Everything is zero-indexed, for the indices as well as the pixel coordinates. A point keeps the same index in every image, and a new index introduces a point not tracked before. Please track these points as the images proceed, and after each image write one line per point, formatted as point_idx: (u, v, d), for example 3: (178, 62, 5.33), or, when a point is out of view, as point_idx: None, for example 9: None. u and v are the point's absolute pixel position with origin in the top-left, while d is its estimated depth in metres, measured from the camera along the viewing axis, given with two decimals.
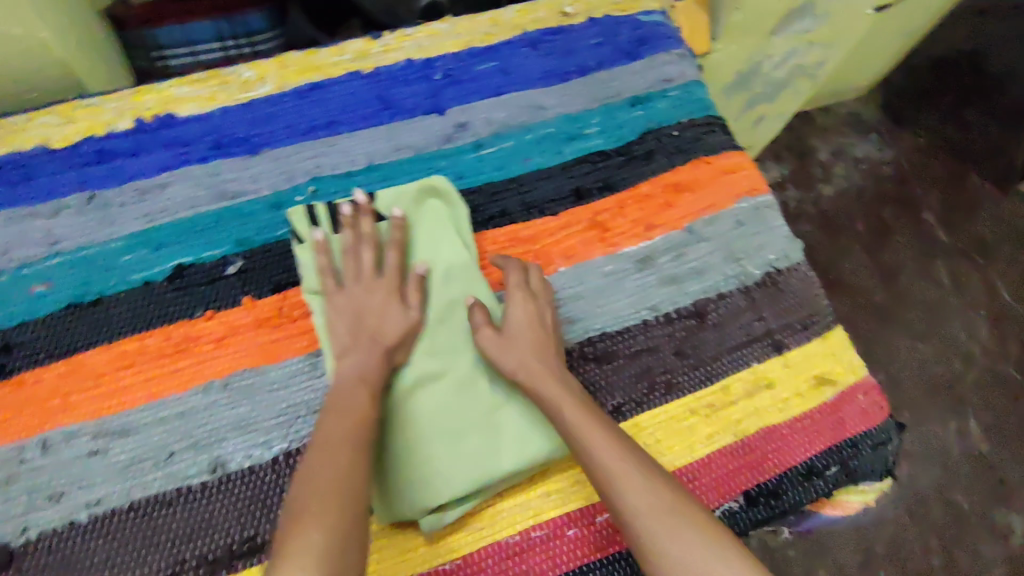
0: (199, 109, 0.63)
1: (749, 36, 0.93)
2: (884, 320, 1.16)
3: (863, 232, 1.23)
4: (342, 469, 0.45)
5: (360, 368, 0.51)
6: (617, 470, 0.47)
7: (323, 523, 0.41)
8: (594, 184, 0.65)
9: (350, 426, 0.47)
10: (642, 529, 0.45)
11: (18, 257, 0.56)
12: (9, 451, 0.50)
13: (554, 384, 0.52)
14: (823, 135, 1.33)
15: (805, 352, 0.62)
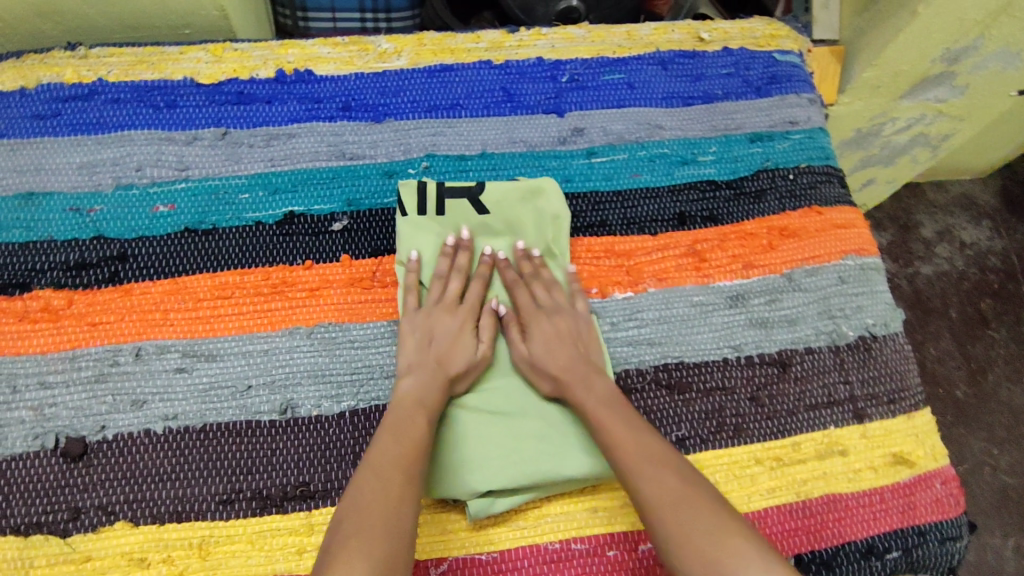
0: (336, 71, 0.65)
1: (880, 94, 0.89)
2: (963, 417, 1.10)
3: (956, 319, 1.17)
4: (392, 493, 0.46)
5: (420, 392, 0.52)
6: (629, 459, 0.48)
7: (370, 551, 0.42)
8: (699, 213, 0.64)
9: (400, 451, 0.48)
10: (659, 522, 0.46)
11: (150, 175, 0.59)
12: (104, 352, 0.53)
13: (581, 387, 0.53)
14: (930, 211, 1.26)
15: (887, 427, 0.59)
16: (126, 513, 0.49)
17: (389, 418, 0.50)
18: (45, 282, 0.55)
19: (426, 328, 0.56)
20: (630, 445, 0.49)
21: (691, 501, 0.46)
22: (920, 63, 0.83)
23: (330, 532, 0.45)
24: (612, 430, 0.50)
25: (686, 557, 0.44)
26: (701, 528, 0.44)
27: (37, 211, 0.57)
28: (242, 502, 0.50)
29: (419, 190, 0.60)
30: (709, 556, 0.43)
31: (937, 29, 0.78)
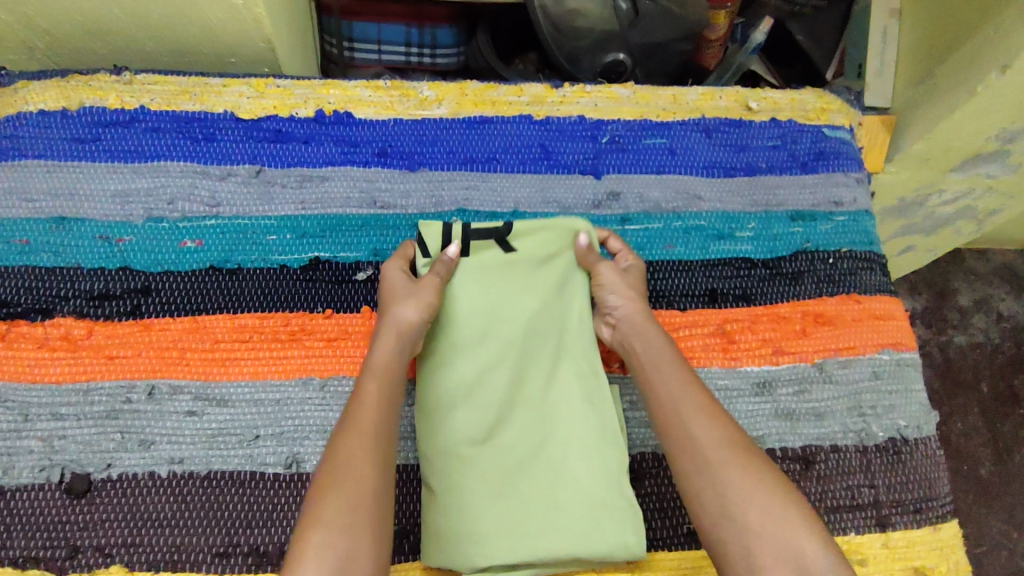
0: (376, 115, 0.65)
1: (929, 167, 0.86)
2: (985, 496, 1.07)
3: (987, 395, 1.13)
4: (341, 453, 0.45)
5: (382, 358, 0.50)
6: (691, 406, 0.49)
7: (320, 520, 0.42)
8: (732, 292, 0.62)
9: (381, 415, 0.47)
10: (716, 458, 0.46)
11: (181, 209, 0.59)
12: (117, 387, 0.53)
13: (655, 329, 0.54)
14: (969, 278, 1.22)
15: (910, 538, 0.56)
16: (123, 557, 0.49)
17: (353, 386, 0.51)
18: (68, 309, 0.55)
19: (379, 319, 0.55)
20: (693, 394, 0.49)
21: (750, 457, 0.46)
22: (974, 140, 0.80)
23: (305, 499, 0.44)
24: (674, 376, 0.50)
25: (742, 508, 0.44)
26: (758, 484, 0.45)
27: (66, 236, 0.57)
28: (239, 556, 0.49)
29: (442, 234, 0.57)
30: (768, 510, 0.44)
31: (996, 110, 0.76)
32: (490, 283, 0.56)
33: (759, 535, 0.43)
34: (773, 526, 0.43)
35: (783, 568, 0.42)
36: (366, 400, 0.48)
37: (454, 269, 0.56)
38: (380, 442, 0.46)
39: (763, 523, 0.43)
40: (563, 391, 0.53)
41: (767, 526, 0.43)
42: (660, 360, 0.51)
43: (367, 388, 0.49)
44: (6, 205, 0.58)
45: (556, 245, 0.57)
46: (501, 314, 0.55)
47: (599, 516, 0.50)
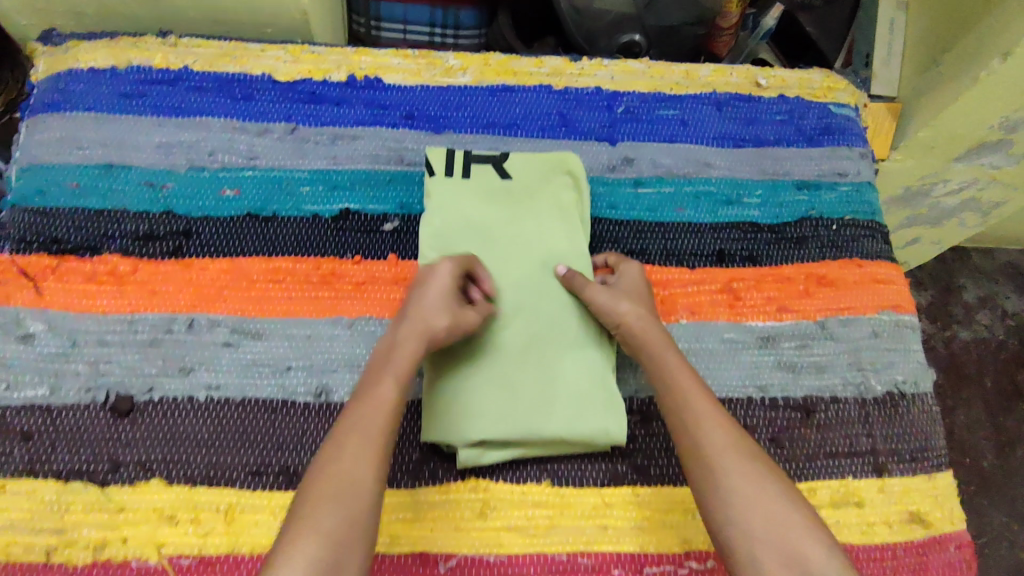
0: (404, 81, 0.69)
1: (933, 155, 0.89)
2: (986, 487, 1.08)
3: (990, 389, 1.14)
4: (347, 455, 0.45)
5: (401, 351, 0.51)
6: (699, 412, 0.50)
7: (316, 526, 0.42)
8: (739, 253, 0.65)
9: (378, 420, 0.47)
10: (719, 466, 0.47)
11: (221, 160, 0.63)
12: (160, 319, 0.57)
13: (658, 339, 0.55)
14: (975, 275, 1.25)
15: (905, 485, 0.59)
16: (162, 472, 0.52)
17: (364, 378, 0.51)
18: (115, 248, 0.59)
19: (404, 302, 0.55)
20: (702, 403, 0.51)
21: (756, 464, 0.48)
22: (977, 129, 0.83)
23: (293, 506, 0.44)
24: (682, 381, 0.52)
25: (747, 516, 0.45)
26: (764, 493, 0.46)
27: (113, 182, 0.61)
28: (271, 475, 0.53)
29: (447, 157, 0.63)
30: (772, 518, 0.45)
31: (998, 98, 0.79)
32: (487, 199, 0.62)
33: (763, 544, 0.44)
34: (778, 537, 0.44)
35: (785, 575, 0.43)
36: (382, 402, 0.48)
37: (454, 185, 0.62)
38: (381, 449, 0.46)
39: (767, 530, 0.44)
40: (552, 294, 0.59)
41: (771, 536, 0.44)
42: (664, 373, 0.53)
43: (387, 389, 0.48)
44: (58, 152, 0.62)
45: (547, 170, 0.63)
46: (497, 227, 0.61)
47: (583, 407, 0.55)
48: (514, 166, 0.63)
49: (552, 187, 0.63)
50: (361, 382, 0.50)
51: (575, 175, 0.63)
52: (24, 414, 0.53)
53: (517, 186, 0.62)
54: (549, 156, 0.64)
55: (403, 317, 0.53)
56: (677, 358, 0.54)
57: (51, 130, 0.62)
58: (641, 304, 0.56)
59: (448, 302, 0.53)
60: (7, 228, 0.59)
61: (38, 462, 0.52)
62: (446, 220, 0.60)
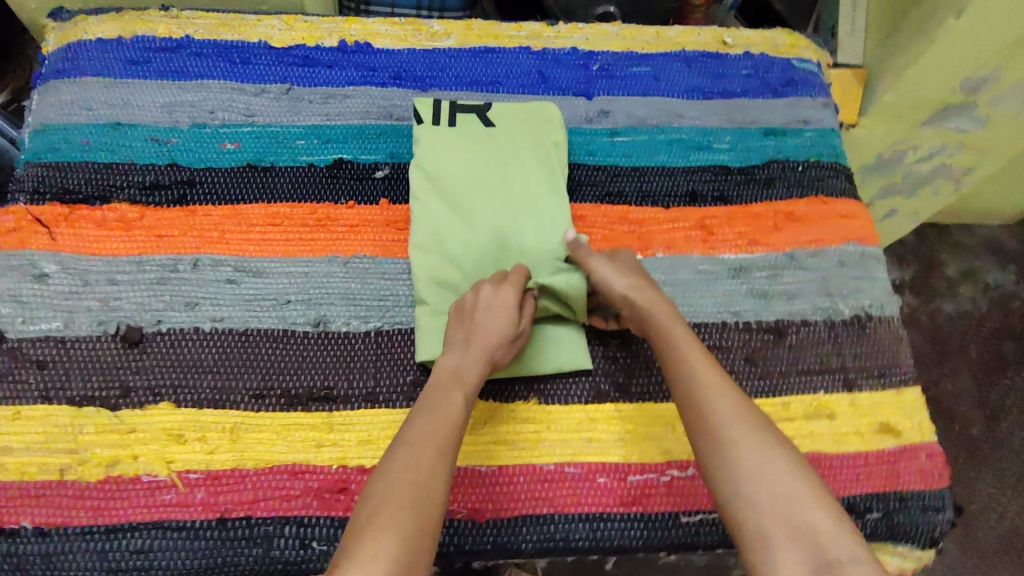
0: (392, 45, 0.73)
1: (900, 119, 0.89)
2: (975, 453, 1.08)
3: (975, 358, 1.16)
4: (425, 461, 0.47)
5: (456, 368, 0.53)
6: (707, 384, 0.50)
7: (397, 527, 0.43)
8: (710, 193, 0.69)
9: (441, 429, 0.49)
10: (724, 437, 0.48)
11: (222, 117, 0.67)
12: (167, 260, 0.60)
13: (663, 315, 0.55)
14: (956, 250, 1.26)
15: (875, 399, 0.62)
16: (171, 396, 0.55)
17: (425, 394, 0.52)
18: (123, 197, 0.62)
19: (468, 324, 0.56)
20: (709, 375, 0.51)
21: (766, 436, 0.48)
22: (940, 91, 0.84)
23: (357, 510, 0.45)
24: (690, 355, 0.52)
25: (754, 487, 0.46)
26: (775, 466, 0.46)
27: (121, 138, 0.65)
28: (273, 397, 0.56)
29: (434, 107, 0.67)
30: (780, 488, 0.45)
31: (956, 61, 0.80)
32: (471, 145, 0.65)
33: (771, 513, 0.44)
34: (787, 507, 0.44)
35: (793, 544, 0.43)
36: (452, 415, 0.50)
37: (439, 132, 0.66)
38: (445, 454, 0.48)
39: (773, 500, 0.45)
40: (535, 229, 0.63)
41: (779, 506, 0.45)
42: (671, 350, 0.53)
43: (456, 404, 0.51)
44: (68, 113, 0.66)
45: (528, 117, 0.67)
46: (480, 169, 0.65)
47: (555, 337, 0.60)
48: (497, 115, 0.67)
49: (534, 132, 0.67)
50: (422, 394, 0.52)
51: (557, 121, 0.67)
52: (39, 345, 0.56)
53: (501, 133, 0.66)
54: (530, 105, 0.68)
55: (469, 343, 0.55)
56: (684, 332, 0.54)
57: (61, 95, 0.67)
58: (646, 282, 0.57)
59: (511, 336, 0.56)
60: (21, 182, 0.63)
61: (52, 389, 0.55)
62: (433, 162, 0.64)
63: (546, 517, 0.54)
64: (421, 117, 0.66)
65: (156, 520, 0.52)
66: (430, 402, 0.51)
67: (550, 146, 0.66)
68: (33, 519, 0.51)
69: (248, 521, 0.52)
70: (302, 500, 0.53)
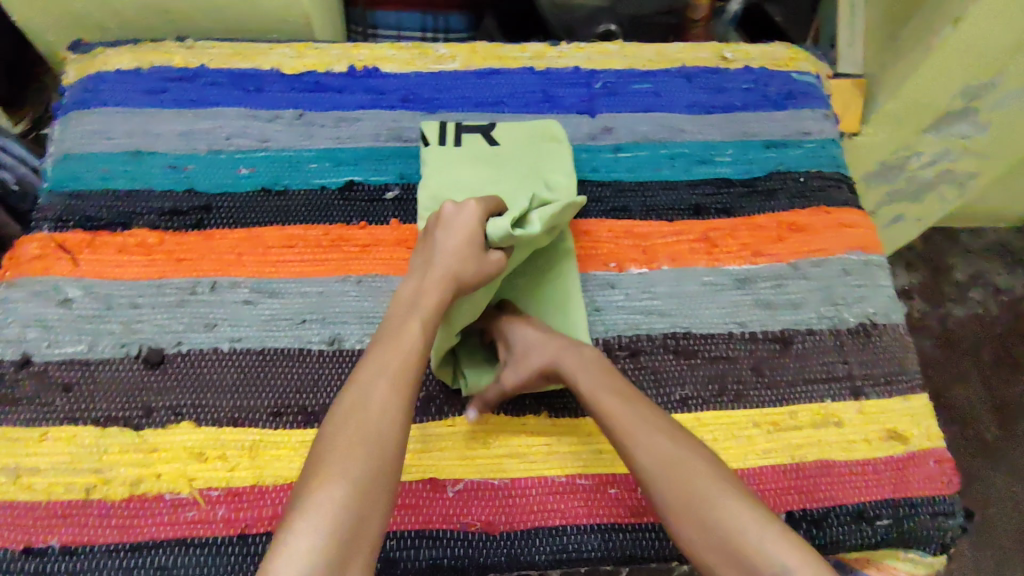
0: (399, 69, 0.75)
1: (902, 127, 0.90)
2: (992, 459, 1.07)
3: (987, 362, 1.15)
4: (375, 397, 0.49)
5: (415, 290, 0.56)
6: (632, 440, 0.52)
7: (345, 466, 0.46)
8: (714, 206, 0.71)
9: (400, 359, 0.51)
10: (658, 490, 0.50)
11: (237, 143, 0.69)
12: (186, 283, 0.62)
13: (581, 373, 0.56)
14: (963, 255, 1.27)
15: (883, 406, 0.63)
16: (191, 415, 0.57)
17: (387, 323, 0.55)
18: (143, 222, 0.64)
19: (430, 246, 0.58)
20: (631, 426, 0.52)
21: (697, 476, 0.49)
22: (940, 98, 0.85)
23: (311, 456, 0.48)
24: (611, 403, 0.54)
25: (692, 518, 0.48)
26: (707, 491, 0.48)
27: (141, 165, 0.67)
28: (290, 415, 0.57)
29: (440, 129, 0.69)
30: (710, 532, 0.47)
31: (953, 68, 0.80)
32: (477, 165, 0.67)
33: (710, 539, 0.47)
34: (719, 532, 0.47)
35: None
36: (408, 345, 0.52)
37: (446, 152, 0.67)
38: (397, 385, 0.50)
39: (709, 525, 0.47)
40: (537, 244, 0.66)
41: (712, 530, 0.47)
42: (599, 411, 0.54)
43: (411, 334, 0.53)
44: (90, 143, 0.68)
45: (533, 136, 0.69)
46: (486, 187, 0.66)
47: (565, 311, 0.64)
48: (503, 134, 0.69)
49: (538, 151, 0.68)
50: (383, 327, 0.55)
51: (560, 139, 0.69)
52: (65, 368, 0.58)
53: (507, 151, 0.68)
54: (535, 124, 0.70)
55: (428, 265, 0.57)
56: (607, 380, 0.56)
57: (83, 125, 0.69)
58: (563, 351, 0.58)
59: (471, 254, 0.57)
60: (45, 211, 0.65)
61: (78, 410, 0.57)
62: (441, 182, 0.66)
63: (560, 528, 0.55)
64: (428, 140, 0.68)
65: (180, 537, 0.53)
66: (386, 332, 0.54)
67: (555, 155, 0.68)
68: (61, 538, 0.53)
69: (268, 537, 0.53)
70: None
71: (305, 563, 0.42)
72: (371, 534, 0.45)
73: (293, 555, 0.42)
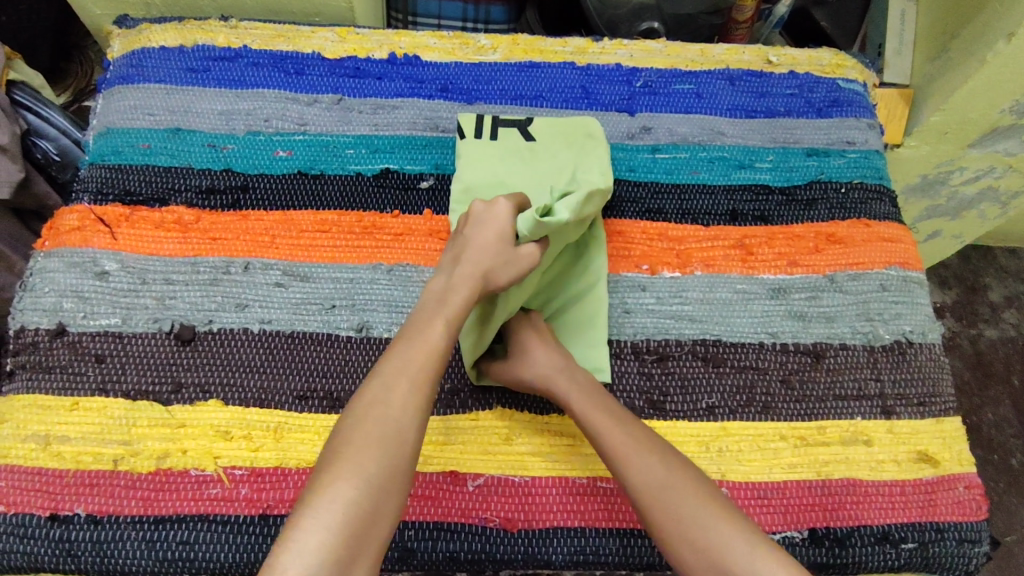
0: (439, 58, 0.75)
1: (947, 140, 0.87)
2: (1015, 485, 1.05)
3: (1018, 386, 1.13)
4: (394, 398, 0.49)
5: (444, 288, 0.55)
6: (617, 453, 0.52)
7: (360, 466, 0.46)
8: (751, 212, 0.69)
9: (421, 359, 0.51)
10: (645, 501, 0.50)
11: (275, 125, 0.69)
12: (220, 262, 0.63)
13: (565, 381, 0.56)
14: (1000, 275, 1.23)
15: (914, 427, 0.61)
16: (219, 394, 0.57)
17: (414, 318, 0.54)
18: (181, 200, 0.65)
19: (462, 242, 0.58)
20: (615, 440, 0.53)
21: (682, 489, 0.50)
22: (989, 113, 0.82)
23: (326, 449, 0.48)
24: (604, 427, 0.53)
25: (681, 544, 0.49)
26: (696, 515, 0.49)
27: (180, 143, 0.68)
28: (316, 399, 0.58)
29: (477, 122, 0.68)
30: (696, 545, 0.48)
31: (1004, 83, 0.78)
32: (512, 159, 0.67)
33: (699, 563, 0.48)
34: (709, 556, 0.48)
35: None
36: (431, 344, 0.52)
37: (482, 146, 0.67)
38: (416, 386, 0.50)
39: (698, 550, 0.48)
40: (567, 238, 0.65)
41: (702, 555, 0.48)
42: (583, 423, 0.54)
43: (437, 333, 0.52)
44: (132, 118, 0.69)
45: (569, 131, 0.68)
46: (520, 182, 0.66)
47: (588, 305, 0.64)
48: (539, 129, 0.69)
49: (574, 146, 0.67)
50: (410, 321, 0.54)
51: (598, 137, 0.68)
52: (98, 339, 0.59)
53: (542, 146, 0.68)
54: (573, 120, 0.69)
55: (458, 260, 0.57)
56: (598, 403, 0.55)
57: (125, 100, 0.70)
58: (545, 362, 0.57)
59: (503, 249, 0.56)
60: (86, 183, 0.66)
61: (109, 382, 0.57)
62: (475, 174, 0.66)
63: (578, 529, 0.55)
64: (466, 132, 0.67)
65: (202, 514, 0.54)
66: (409, 328, 0.53)
67: (590, 151, 0.67)
68: (86, 507, 0.54)
69: None
70: None
71: (313, 564, 0.42)
72: (380, 535, 0.45)
73: (302, 554, 0.42)
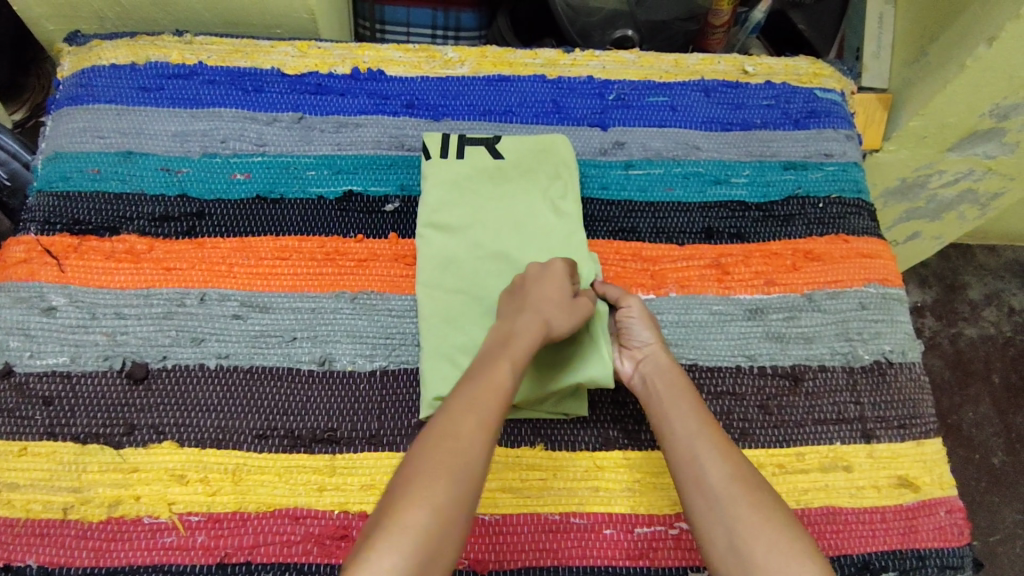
0: (405, 73, 0.72)
1: (926, 146, 0.86)
2: (997, 485, 1.04)
3: (999, 385, 1.12)
4: (463, 434, 0.47)
5: (506, 333, 0.54)
6: (698, 436, 0.52)
7: (426, 501, 0.44)
8: (727, 230, 0.68)
9: (491, 394, 0.49)
10: (716, 488, 0.49)
11: (233, 147, 0.66)
12: (174, 294, 0.60)
13: (667, 364, 0.56)
14: (980, 273, 1.23)
15: (894, 450, 0.60)
16: (174, 434, 0.55)
17: (479, 361, 0.52)
18: (133, 228, 0.62)
19: (519, 290, 0.57)
20: (698, 423, 0.52)
21: (756, 488, 0.49)
22: (968, 117, 0.80)
23: (396, 476, 0.47)
24: (684, 416, 0.53)
25: (754, 540, 0.46)
26: (766, 514, 0.47)
27: (131, 167, 0.65)
28: (276, 438, 0.55)
29: (443, 142, 0.66)
30: (771, 543, 0.46)
31: (983, 87, 0.76)
32: (480, 180, 0.65)
33: (768, 574, 0.45)
34: (779, 557, 0.45)
35: None
36: (498, 380, 0.50)
37: (450, 169, 0.65)
38: (488, 422, 0.48)
39: (769, 560, 0.45)
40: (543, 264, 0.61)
41: (774, 553, 0.46)
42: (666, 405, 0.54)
43: (502, 375, 0.50)
44: (81, 141, 0.66)
45: (538, 148, 0.66)
46: (489, 205, 0.64)
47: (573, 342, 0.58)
48: (507, 147, 0.66)
49: (543, 163, 0.65)
50: (476, 361, 0.53)
51: (568, 151, 0.66)
52: (45, 380, 0.56)
53: (511, 164, 0.65)
54: (541, 137, 0.67)
55: (521, 308, 0.55)
56: (683, 395, 0.54)
57: (74, 122, 0.67)
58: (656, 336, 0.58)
59: (567, 300, 0.56)
60: (33, 212, 0.63)
61: (57, 426, 0.55)
62: (442, 199, 0.64)
63: (550, 569, 0.53)
64: (431, 155, 0.65)
65: (157, 564, 0.51)
66: (471, 369, 0.52)
67: (563, 171, 0.65)
68: (37, 558, 0.51)
69: (248, 566, 0.51)
70: (303, 546, 0.52)
71: None
72: (442, 569, 0.43)
73: None
